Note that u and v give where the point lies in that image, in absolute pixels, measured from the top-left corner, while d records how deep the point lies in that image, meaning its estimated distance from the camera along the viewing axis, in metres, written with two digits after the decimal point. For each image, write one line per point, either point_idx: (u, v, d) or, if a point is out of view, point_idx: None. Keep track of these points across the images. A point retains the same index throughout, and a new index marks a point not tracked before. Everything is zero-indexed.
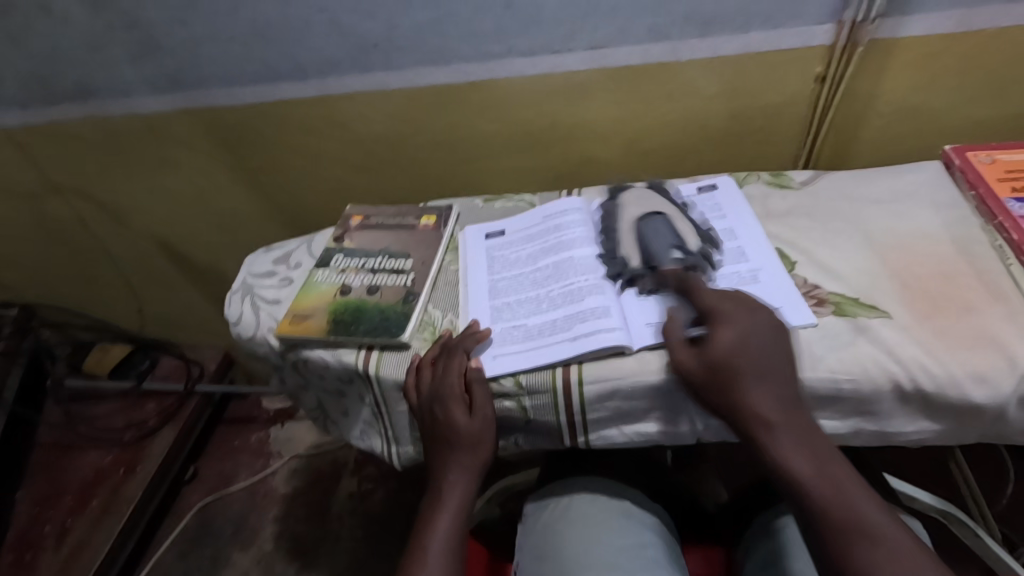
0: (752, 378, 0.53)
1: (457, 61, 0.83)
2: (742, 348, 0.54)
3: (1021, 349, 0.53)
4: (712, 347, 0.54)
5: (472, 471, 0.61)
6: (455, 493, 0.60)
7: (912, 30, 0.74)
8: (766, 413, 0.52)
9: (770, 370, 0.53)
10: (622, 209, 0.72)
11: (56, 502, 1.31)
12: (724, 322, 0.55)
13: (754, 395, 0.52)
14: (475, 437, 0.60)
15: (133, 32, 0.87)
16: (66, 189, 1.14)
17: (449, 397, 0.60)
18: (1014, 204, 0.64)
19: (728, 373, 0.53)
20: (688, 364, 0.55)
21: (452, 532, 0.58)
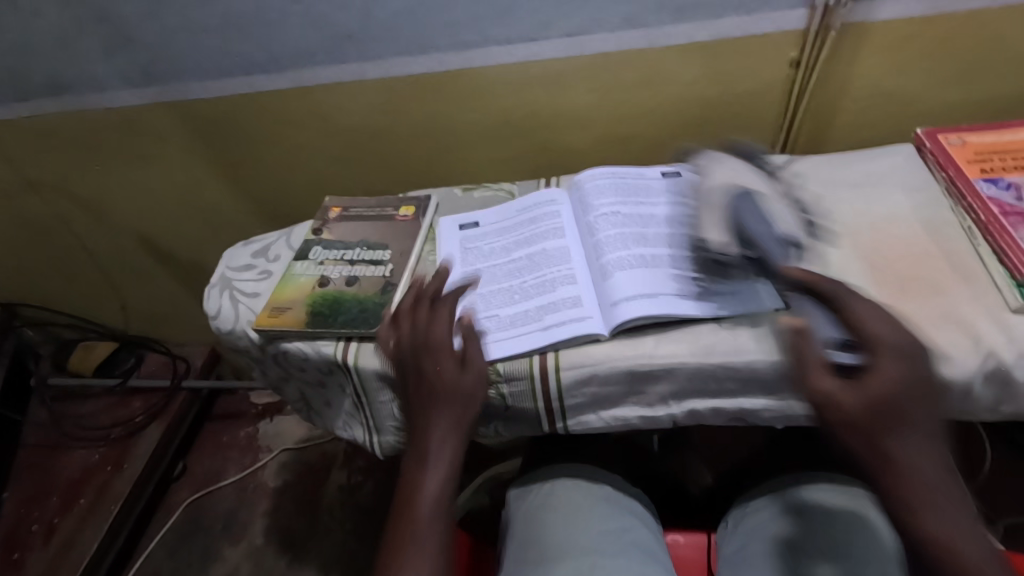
0: (906, 420, 0.46)
1: (433, 50, 0.83)
2: (903, 390, 0.47)
3: (985, 328, 0.54)
4: (866, 384, 0.47)
5: (461, 424, 0.58)
6: (443, 452, 0.57)
7: (883, 15, 0.74)
8: (900, 441, 0.46)
9: (928, 419, 0.46)
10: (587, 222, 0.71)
11: (44, 501, 1.31)
12: (885, 355, 0.48)
13: (905, 449, 0.46)
14: (462, 392, 0.58)
15: (104, 25, 0.86)
16: (42, 186, 1.13)
17: (436, 347, 0.59)
18: (983, 184, 0.64)
19: (890, 413, 0.46)
20: (845, 400, 0.47)
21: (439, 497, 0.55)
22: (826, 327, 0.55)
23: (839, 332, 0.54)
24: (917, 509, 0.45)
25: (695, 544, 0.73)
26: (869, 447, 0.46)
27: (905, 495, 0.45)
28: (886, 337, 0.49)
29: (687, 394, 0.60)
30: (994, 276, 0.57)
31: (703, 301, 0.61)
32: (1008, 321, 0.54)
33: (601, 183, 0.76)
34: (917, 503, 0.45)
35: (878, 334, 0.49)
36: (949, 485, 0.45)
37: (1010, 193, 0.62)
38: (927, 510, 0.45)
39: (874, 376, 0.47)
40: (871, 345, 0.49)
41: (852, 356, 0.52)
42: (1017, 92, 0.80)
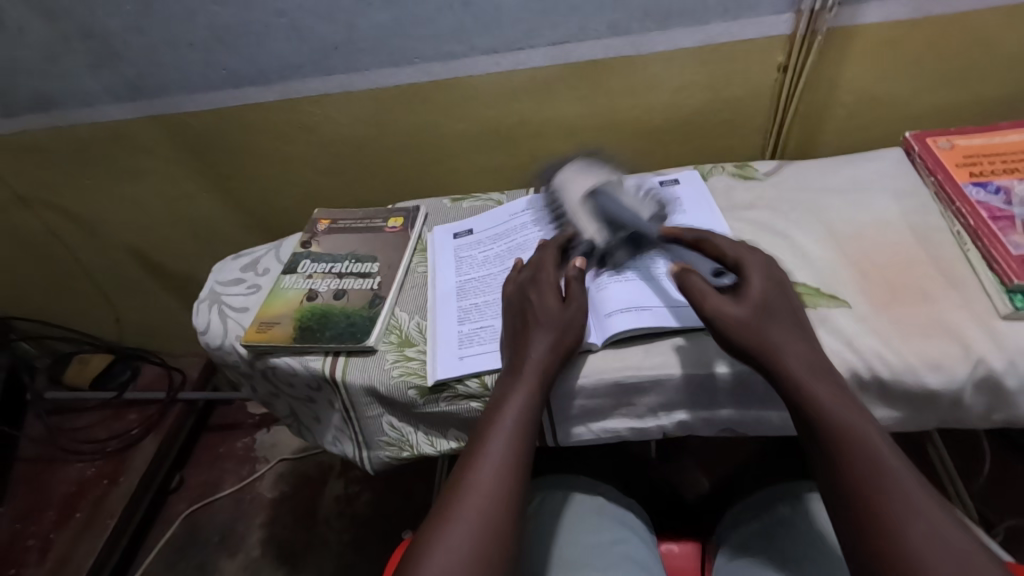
0: (781, 326, 0.53)
1: (420, 60, 0.83)
2: (771, 297, 0.54)
3: (975, 336, 0.53)
4: (748, 293, 0.54)
5: (558, 351, 0.57)
6: (513, 425, 0.54)
7: (869, 19, 0.74)
8: (779, 332, 0.52)
9: (794, 315, 0.54)
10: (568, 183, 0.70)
11: (39, 516, 1.30)
12: (754, 270, 0.56)
13: (783, 338, 0.52)
14: (545, 367, 0.56)
15: (90, 40, 0.86)
16: (33, 201, 1.13)
17: (539, 305, 0.59)
18: (972, 189, 0.63)
19: (767, 314, 0.53)
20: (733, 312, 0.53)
21: (502, 468, 0.52)
22: (701, 261, 0.61)
23: (711, 264, 0.60)
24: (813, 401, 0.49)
25: (688, 554, 0.72)
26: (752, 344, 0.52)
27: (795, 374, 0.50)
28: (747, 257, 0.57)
29: (675, 404, 0.60)
30: (983, 281, 0.57)
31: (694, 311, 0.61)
32: (999, 328, 0.53)
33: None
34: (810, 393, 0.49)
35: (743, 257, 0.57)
36: (833, 380, 0.50)
37: (1000, 198, 0.62)
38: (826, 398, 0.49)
39: (748, 287, 0.55)
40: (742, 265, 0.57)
41: (730, 278, 0.58)
42: (1008, 93, 0.79)
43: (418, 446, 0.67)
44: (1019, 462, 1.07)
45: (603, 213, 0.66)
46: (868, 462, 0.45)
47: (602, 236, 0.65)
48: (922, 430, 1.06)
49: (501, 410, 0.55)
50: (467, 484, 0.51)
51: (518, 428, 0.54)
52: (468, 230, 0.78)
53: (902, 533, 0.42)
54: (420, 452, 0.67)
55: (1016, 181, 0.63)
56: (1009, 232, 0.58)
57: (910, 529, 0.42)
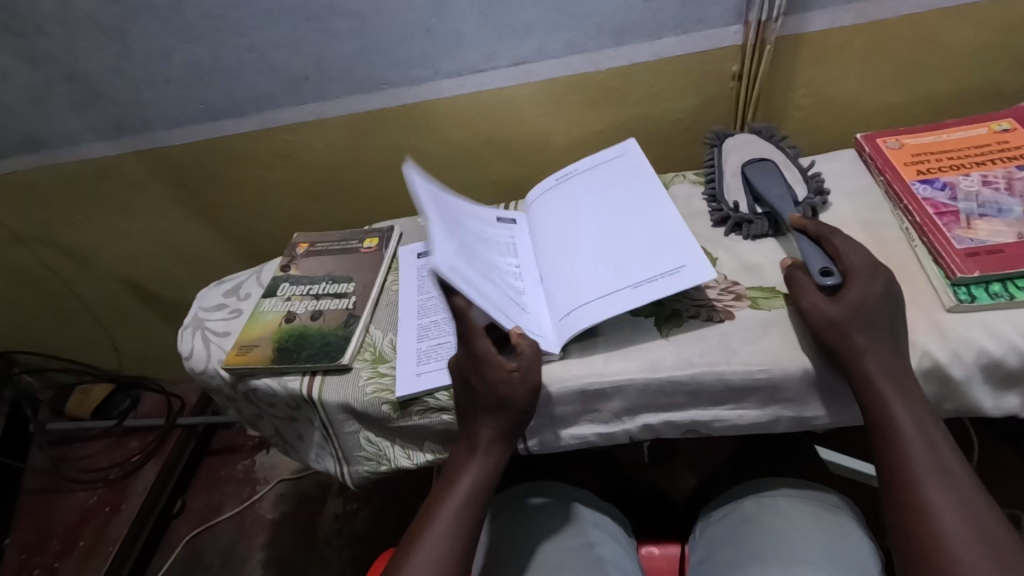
0: (878, 327, 0.52)
1: (388, 87, 0.86)
2: (873, 305, 0.53)
3: (923, 331, 0.55)
4: (846, 296, 0.54)
5: (502, 434, 0.58)
6: (481, 459, 0.58)
7: (815, 26, 0.76)
8: (868, 341, 0.52)
9: (887, 327, 0.53)
10: (737, 151, 0.75)
11: (44, 546, 1.33)
12: (864, 274, 0.55)
13: (863, 353, 0.51)
14: (503, 424, 0.58)
15: (73, 84, 0.90)
16: (28, 238, 1.16)
17: (490, 363, 0.57)
18: (919, 186, 0.65)
19: (873, 323, 0.52)
20: (843, 320, 0.53)
21: (466, 500, 0.56)
22: (815, 257, 0.59)
23: (824, 261, 0.58)
24: (886, 407, 0.50)
25: (668, 556, 0.73)
26: (841, 346, 0.52)
27: (869, 375, 0.51)
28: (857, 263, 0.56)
29: (639, 409, 0.61)
30: (929, 274, 0.58)
31: (650, 286, 0.60)
32: (944, 322, 0.55)
33: (555, 198, 0.75)
34: (883, 392, 0.50)
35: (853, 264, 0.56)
36: (907, 383, 0.51)
37: (945, 193, 0.63)
38: (892, 399, 0.50)
39: (850, 287, 0.54)
40: (852, 267, 0.56)
41: (835, 278, 0.56)
42: (961, 91, 0.81)
43: (395, 460, 0.69)
44: (1009, 452, 1.08)
45: (748, 186, 0.72)
46: (927, 487, 0.46)
47: (745, 208, 0.71)
48: None
49: (459, 465, 0.58)
50: (433, 518, 0.55)
51: (475, 479, 0.57)
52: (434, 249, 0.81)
53: (938, 530, 0.44)
54: (398, 465, 0.68)
55: (961, 177, 0.65)
56: (954, 227, 0.60)
57: (950, 524, 0.44)
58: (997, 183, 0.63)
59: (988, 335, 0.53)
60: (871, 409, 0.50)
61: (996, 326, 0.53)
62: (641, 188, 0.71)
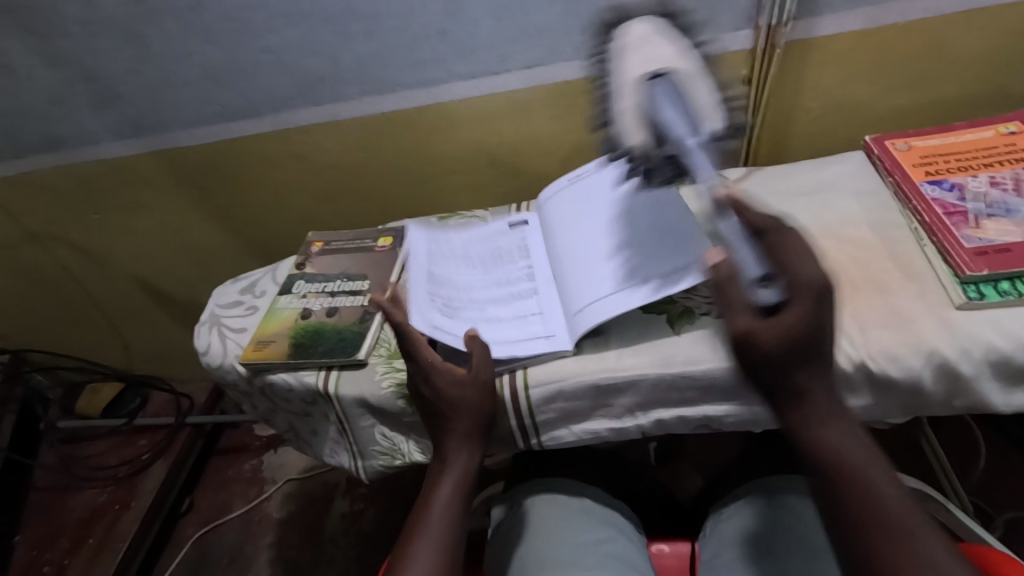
0: (813, 361, 0.48)
1: (402, 88, 0.87)
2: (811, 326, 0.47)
3: (933, 328, 0.55)
4: (779, 321, 0.48)
5: (472, 436, 0.60)
6: (456, 466, 0.60)
7: (823, 31, 0.78)
8: (809, 375, 0.48)
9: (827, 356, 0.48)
10: (639, 56, 0.62)
11: (53, 543, 1.34)
12: (799, 302, 0.48)
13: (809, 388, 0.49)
14: (474, 424, 0.60)
15: (93, 84, 0.91)
16: (43, 236, 1.18)
17: (437, 373, 0.60)
18: (927, 187, 0.66)
19: (803, 358, 0.48)
20: (767, 348, 0.48)
21: (449, 506, 0.58)
22: (750, 264, 0.54)
23: (760, 270, 0.54)
24: (817, 442, 0.48)
25: (679, 554, 0.73)
26: (781, 386, 0.49)
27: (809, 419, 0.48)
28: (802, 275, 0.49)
29: (652, 404, 0.62)
30: (938, 273, 0.59)
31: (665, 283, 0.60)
32: (953, 319, 0.56)
33: (567, 200, 0.77)
34: (819, 426, 0.48)
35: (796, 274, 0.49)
36: (843, 415, 0.49)
37: (954, 194, 0.64)
38: (834, 440, 0.48)
39: (786, 316, 0.48)
40: (796, 289, 0.48)
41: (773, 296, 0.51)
42: (967, 96, 0.83)
43: (409, 454, 0.70)
44: (1014, 456, 1.09)
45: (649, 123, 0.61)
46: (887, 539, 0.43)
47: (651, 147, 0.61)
48: (914, 424, 1.09)
49: (437, 476, 0.60)
50: (418, 533, 0.56)
51: (455, 486, 0.59)
52: None
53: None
54: (413, 460, 0.70)
55: (969, 178, 0.66)
56: (962, 227, 0.61)
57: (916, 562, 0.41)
58: (1005, 184, 0.64)
59: (998, 332, 0.54)
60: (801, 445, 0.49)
61: (1004, 323, 0.54)
62: (655, 187, 0.72)
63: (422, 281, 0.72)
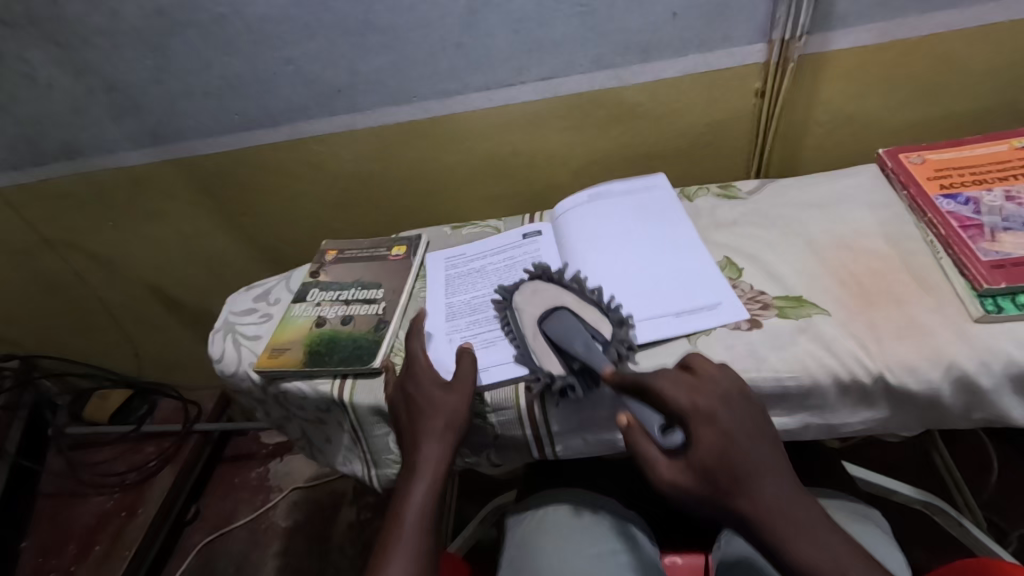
0: (751, 475, 0.48)
1: (418, 99, 0.88)
2: (727, 450, 0.49)
3: (951, 341, 0.55)
4: (697, 448, 0.49)
5: (445, 440, 0.60)
6: (426, 471, 0.59)
7: (836, 45, 0.78)
8: (752, 495, 0.48)
9: (765, 466, 0.49)
10: (525, 309, 0.68)
11: (60, 550, 1.34)
12: (703, 419, 0.50)
13: (759, 498, 0.48)
14: (449, 427, 0.60)
15: (112, 94, 0.92)
16: (57, 243, 1.19)
17: (419, 379, 0.63)
18: (942, 200, 0.66)
19: (724, 479, 0.48)
20: (679, 479, 0.50)
21: (422, 513, 0.57)
22: (647, 413, 0.55)
23: (659, 416, 0.55)
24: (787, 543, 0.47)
25: (691, 564, 0.73)
26: (730, 512, 0.49)
27: (773, 527, 0.47)
28: (692, 405, 0.51)
29: None
30: (955, 286, 0.59)
31: (689, 317, 0.64)
32: (971, 332, 0.56)
33: (583, 217, 0.79)
34: (785, 527, 0.47)
35: (686, 405, 0.51)
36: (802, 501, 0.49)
37: (969, 207, 0.65)
38: (800, 543, 0.46)
39: (697, 447, 0.49)
40: (695, 411, 0.51)
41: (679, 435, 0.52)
42: (979, 110, 0.83)
43: None
44: None
45: (557, 348, 0.63)
46: None
47: (557, 370, 0.62)
48: (926, 437, 1.08)
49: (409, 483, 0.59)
50: (390, 548, 0.55)
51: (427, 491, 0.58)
52: (463, 258, 0.82)
53: None
54: None
55: (984, 192, 0.66)
56: (978, 240, 0.61)
57: None
58: (1020, 198, 0.64)
59: (1016, 345, 0.54)
60: (774, 556, 0.47)
61: (1022, 336, 0.54)
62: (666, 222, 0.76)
63: (441, 313, 0.75)
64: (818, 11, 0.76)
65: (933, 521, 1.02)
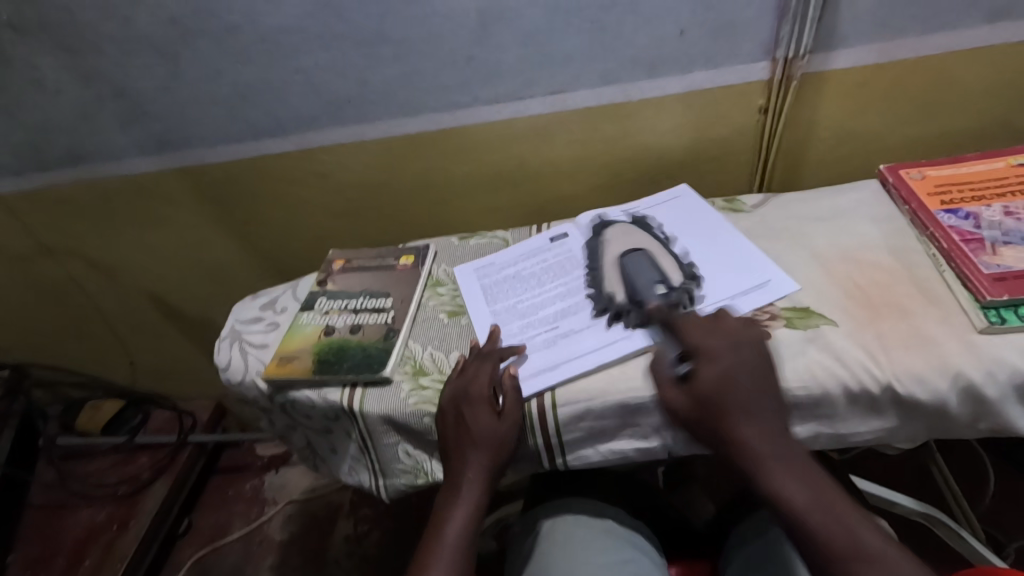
0: (747, 405, 0.56)
1: (427, 111, 0.89)
2: (730, 378, 0.57)
3: (956, 352, 0.57)
4: (702, 378, 0.57)
5: (491, 471, 0.62)
6: (468, 499, 0.61)
7: (838, 64, 0.81)
8: (747, 427, 0.55)
9: (761, 401, 0.56)
10: (612, 241, 0.78)
11: (49, 563, 1.31)
12: (712, 358, 0.58)
13: (750, 429, 0.55)
14: (496, 457, 0.62)
15: (120, 101, 0.93)
16: (56, 250, 1.18)
17: (474, 404, 0.62)
18: (943, 215, 0.68)
19: (720, 404, 0.56)
20: (679, 399, 0.58)
21: (459, 538, 0.60)
22: (669, 345, 0.64)
23: (676, 350, 0.63)
24: (769, 472, 0.53)
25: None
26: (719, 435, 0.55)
27: (764, 455, 0.54)
28: (705, 344, 0.60)
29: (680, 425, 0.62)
30: (958, 298, 0.61)
31: (741, 299, 0.67)
32: (976, 343, 0.57)
33: (611, 216, 0.82)
34: (774, 456, 0.54)
35: (701, 344, 0.60)
36: (791, 441, 0.55)
37: (969, 222, 0.67)
38: (784, 475, 0.53)
39: (701, 375, 0.58)
40: (705, 349, 0.59)
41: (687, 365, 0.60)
42: (974, 129, 0.86)
43: (432, 472, 0.70)
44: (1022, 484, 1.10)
45: (625, 279, 0.71)
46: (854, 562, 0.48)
47: (621, 296, 0.70)
48: (924, 449, 1.09)
49: (450, 505, 0.61)
50: (431, 560, 0.58)
51: (468, 518, 0.60)
52: (492, 268, 0.82)
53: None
54: (435, 478, 0.70)
55: (983, 207, 0.68)
56: (980, 253, 0.63)
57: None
58: (1019, 213, 0.66)
59: (1020, 355, 0.55)
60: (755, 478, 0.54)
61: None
62: (703, 221, 0.79)
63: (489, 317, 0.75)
64: (821, 30, 0.78)
65: (932, 533, 1.03)
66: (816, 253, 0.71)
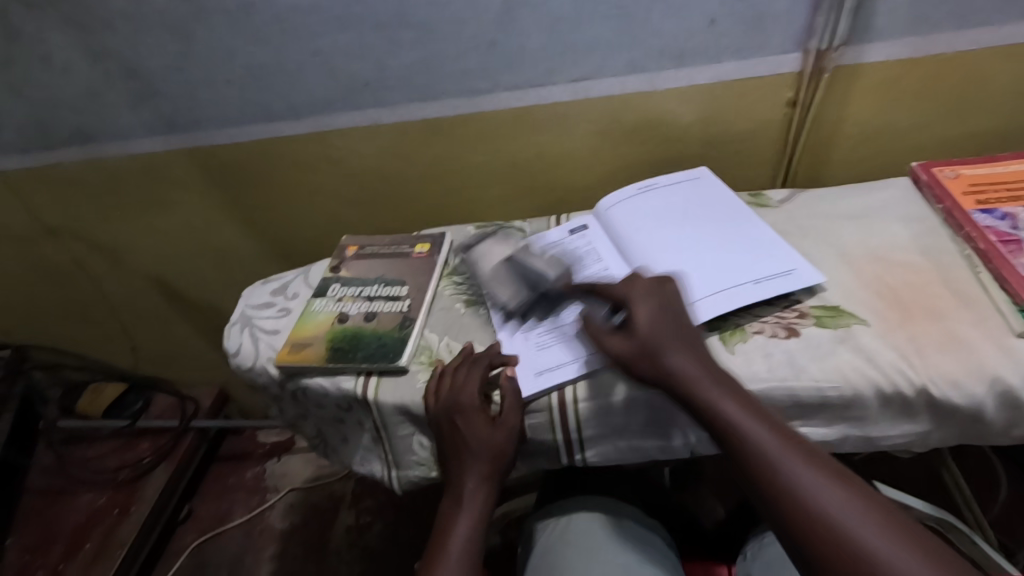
0: (673, 340, 0.55)
1: (446, 97, 0.87)
2: (660, 323, 0.56)
3: (993, 355, 0.55)
4: (634, 327, 0.56)
5: (491, 479, 0.60)
6: (471, 508, 0.59)
7: (871, 58, 0.78)
8: (677, 357, 0.54)
9: (684, 339, 0.56)
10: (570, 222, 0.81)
11: (48, 548, 1.29)
12: (639, 301, 0.58)
13: (681, 362, 0.54)
14: (495, 464, 0.60)
15: (130, 79, 0.90)
16: (61, 231, 1.15)
17: (466, 412, 0.60)
18: (979, 215, 0.67)
19: (649, 345, 0.55)
20: (621, 347, 0.57)
21: (466, 547, 0.58)
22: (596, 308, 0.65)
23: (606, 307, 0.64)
24: (701, 393, 0.52)
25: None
26: (661, 375, 0.54)
27: (693, 380, 0.53)
28: (632, 292, 0.59)
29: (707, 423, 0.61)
30: (995, 301, 0.59)
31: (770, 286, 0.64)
32: (1013, 346, 0.56)
33: (632, 206, 0.79)
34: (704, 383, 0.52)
35: (630, 293, 0.60)
36: (733, 387, 0.52)
37: (1006, 223, 0.65)
38: (725, 402, 0.51)
39: (634, 318, 0.57)
40: (626, 299, 0.59)
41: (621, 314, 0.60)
42: (1006, 128, 0.84)
43: None
44: None
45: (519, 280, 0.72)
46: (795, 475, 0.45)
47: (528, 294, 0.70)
48: (936, 454, 1.08)
49: (452, 515, 0.60)
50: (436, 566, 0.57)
51: (471, 528, 0.59)
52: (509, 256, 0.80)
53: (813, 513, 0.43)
54: None
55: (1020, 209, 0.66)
56: (1017, 255, 0.62)
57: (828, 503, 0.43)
58: None
59: None
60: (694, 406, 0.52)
61: None
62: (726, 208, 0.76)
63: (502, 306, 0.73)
64: (855, 23, 0.76)
65: None
66: (846, 251, 0.69)
